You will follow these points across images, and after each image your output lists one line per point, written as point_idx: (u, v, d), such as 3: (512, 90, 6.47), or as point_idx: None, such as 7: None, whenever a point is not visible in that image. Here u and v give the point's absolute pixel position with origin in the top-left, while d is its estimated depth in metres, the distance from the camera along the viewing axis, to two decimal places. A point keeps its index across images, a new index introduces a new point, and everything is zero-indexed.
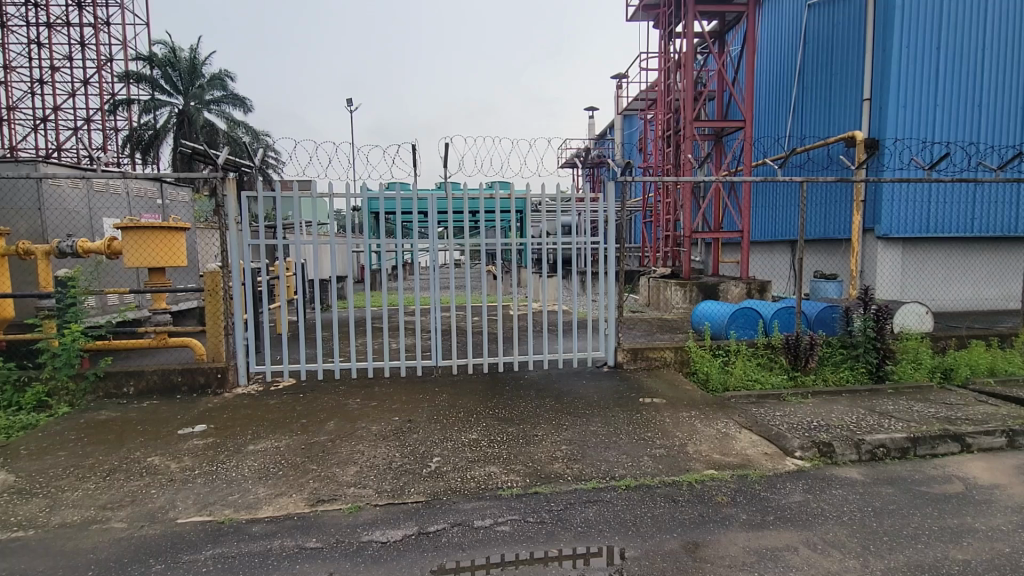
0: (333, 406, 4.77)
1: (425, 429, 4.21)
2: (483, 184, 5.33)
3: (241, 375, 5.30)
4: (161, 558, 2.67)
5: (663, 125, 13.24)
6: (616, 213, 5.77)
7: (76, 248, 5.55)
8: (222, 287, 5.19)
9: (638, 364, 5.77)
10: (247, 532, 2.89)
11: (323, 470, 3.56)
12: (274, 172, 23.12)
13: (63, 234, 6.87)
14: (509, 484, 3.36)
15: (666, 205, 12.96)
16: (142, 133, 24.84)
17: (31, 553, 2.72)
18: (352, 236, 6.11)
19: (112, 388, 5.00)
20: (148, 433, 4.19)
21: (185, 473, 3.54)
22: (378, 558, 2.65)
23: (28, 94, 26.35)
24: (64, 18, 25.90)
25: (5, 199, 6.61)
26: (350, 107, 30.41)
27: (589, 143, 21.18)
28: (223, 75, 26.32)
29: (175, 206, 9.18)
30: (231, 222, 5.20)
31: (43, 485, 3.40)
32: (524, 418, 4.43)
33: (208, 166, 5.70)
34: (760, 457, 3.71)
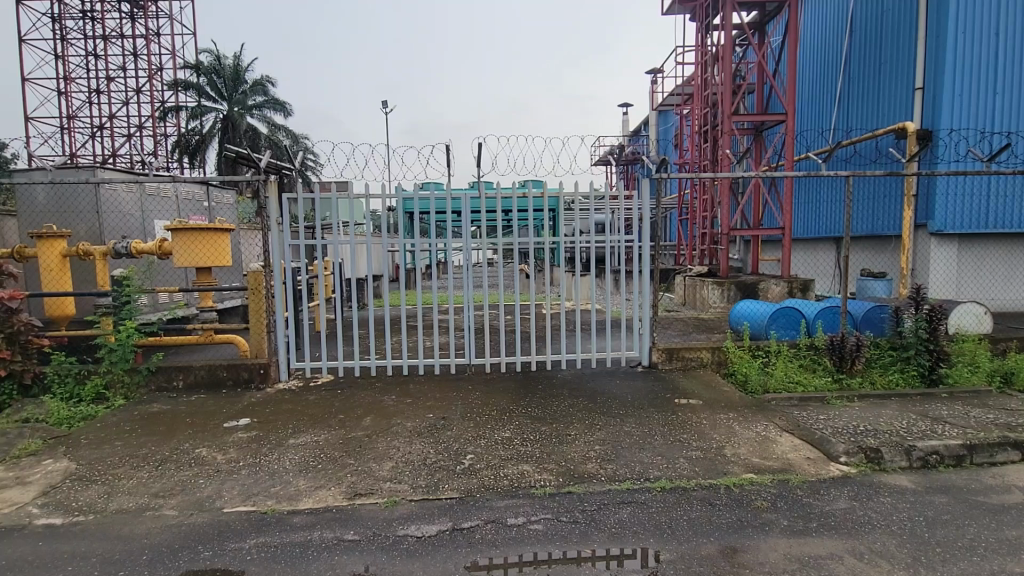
0: (369, 402, 4.88)
1: (459, 427, 4.25)
2: (516, 184, 5.28)
3: (282, 371, 5.48)
4: (209, 545, 2.79)
5: (700, 120, 12.94)
6: (652, 211, 5.61)
7: (130, 248, 5.85)
8: (264, 285, 5.36)
9: (673, 365, 5.66)
10: (289, 523, 2.99)
11: (361, 464, 3.65)
12: (312, 173, 23.78)
13: (118, 235, 7.24)
14: (541, 483, 3.35)
15: (703, 202, 12.68)
16: (190, 138, 26.00)
17: (91, 537, 2.88)
18: (388, 236, 6.16)
19: (163, 381, 5.26)
20: (196, 426, 4.39)
21: (230, 464, 3.69)
22: (413, 552, 2.70)
23: (86, 103, 27.95)
24: (118, 30, 27.35)
25: (68, 202, 7.03)
26: (386, 110, 31.06)
27: (623, 141, 20.97)
28: (265, 80, 27.25)
29: (221, 208, 9.57)
30: (273, 223, 5.35)
31: (102, 472, 3.61)
32: (557, 417, 4.42)
33: (251, 169, 5.88)
34: (802, 461, 3.58)
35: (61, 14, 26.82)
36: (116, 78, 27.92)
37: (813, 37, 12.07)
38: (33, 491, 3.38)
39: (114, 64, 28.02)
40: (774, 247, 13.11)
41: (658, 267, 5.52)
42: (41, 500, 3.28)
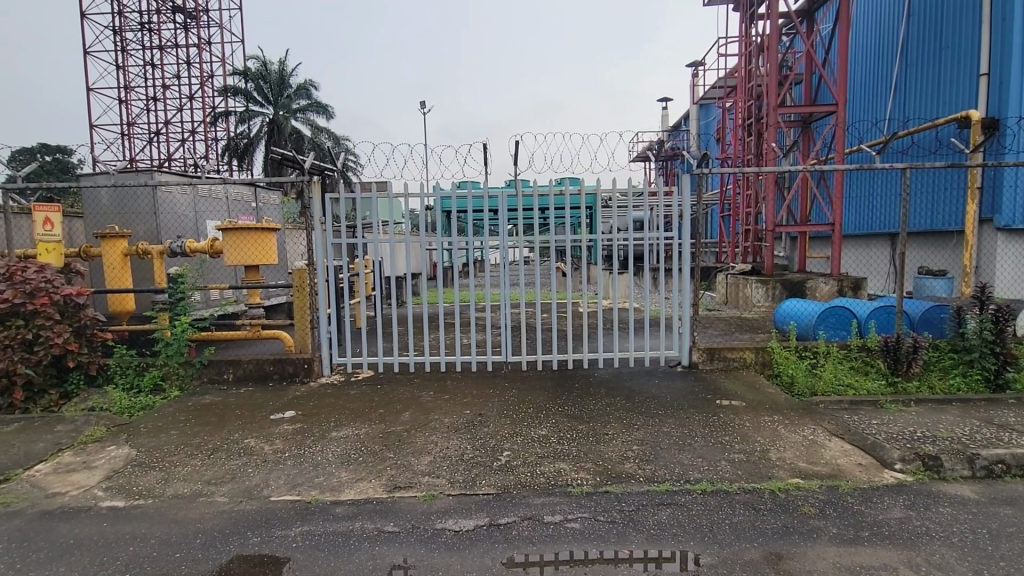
0: (408, 397, 4.98)
1: (495, 424, 4.27)
2: (552, 181, 5.23)
3: (325, 366, 5.65)
4: (257, 531, 2.91)
5: (744, 113, 12.53)
6: (692, 207, 5.46)
7: (184, 248, 6.15)
8: (308, 282, 5.53)
9: (714, 365, 5.52)
10: (332, 513, 3.08)
11: (400, 458, 3.72)
12: (353, 174, 24.43)
13: (174, 235, 7.62)
14: (578, 481, 3.33)
15: (746, 198, 12.29)
16: (238, 141, 27.08)
17: (150, 519, 3.06)
18: (425, 234, 6.23)
19: (214, 374, 5.50)
20: (245, 417, 4.58)
21: (277, 455, 3.83)
22: (451, 546, 2.73)
23: (144, 111, 29.59)
24: (173, 40, 28.80)
25: (128, 204, 7.46)
26: (424, 110, 31.61)
27: (662, 136, 20.57)
28: (309, 84, 28.08)
29: (267, 209, 9.94)
30: (316, 223, 5.51)
31: (160, 459, 3.81)
32: (594, 416, 4.38)
33: (295, 170, 6.07)
34: (853, 467, 3.43)
35: (122, 27, 28.46)
36: (171, 86, 29.41)
37: (867, 23, 11.48)
38: (99, 475, 3.62)
39: (169, 73, 29.53)
40: (822, 243, 12.57)
41: (699, 265, 5.38)
42: (105, 483, 3.50)
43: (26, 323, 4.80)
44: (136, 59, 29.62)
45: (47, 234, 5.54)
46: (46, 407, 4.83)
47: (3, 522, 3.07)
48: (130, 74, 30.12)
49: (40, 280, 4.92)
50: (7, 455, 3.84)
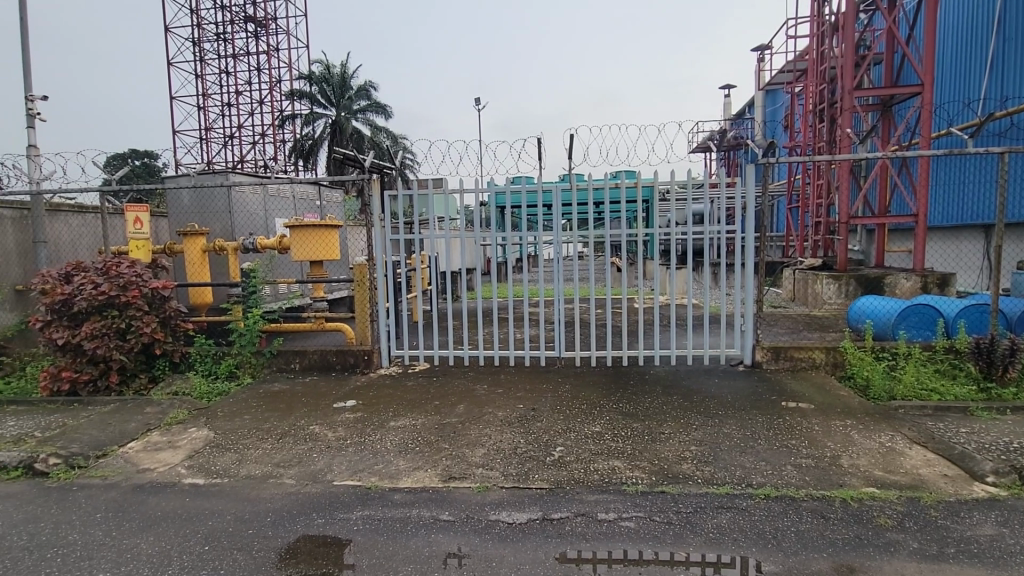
0: (462, 390, 5.07)
1: (548, 419, 4.26)
2: (607, 175, 5.11)
3: (383, 358, 5.86)
4: (321, 513, 3.05)
5: (816, 98, 11.77)
6: (756, 199, 5.18)
7: (256, 244, 6.53)
8: (368, 277, 5.72)
9: (780, 365, 5.25)
10: (390, 499, 3.19)
11: (455, 449, 3.80)
12: (409, 172, 25.08)
13: (247, 233, 8.11)
14: (633, 480, 3.28)
15: (816, 188, 11.57)
16: (303, 143, 28.40)
17: (225, 497, 3.28)
18: (479, 229, 6.26)
19: (282, 364, 5.81)
20: (310, 405, 4.82)
21: (339, 442, 4.01)
22: (504, 538, 2.76)
23: (220, 116, 31.66)
24: (245, 49, 30.59)
25: (206, 204, 7.99)
26: (479, 107, 31.92)
27: (724, 125, 19.76)
28: (368, 84, 29.02)
29: (330, 206, 10.38)
30: (376, 220, 5.68)
31: (234, 442, 4.08)
32: (650, 414, 4.28)
33: (356, 169, 6.28)
34: (937, 478, 3.17)
35: (200, 38, 30.52)
36: (244, 92, 31.27)
37: None
38: (182, 453, 3.92)
39: (242, 80, 31.41)
40: (903, 236, 11.65)
41: (763, 260, 5.11)
42: (187, 461, 3.79)
43: (120, 313, 5.26)
44: (212, 68, 31.71)
45: (137, 232, 6.06)
46: (137, 390, 5.31)
47: (102, 493, 3.40)
48: (208, 82, 32.26)
49: (131, 274, 5.36)
50: (105, 432, 4.24)
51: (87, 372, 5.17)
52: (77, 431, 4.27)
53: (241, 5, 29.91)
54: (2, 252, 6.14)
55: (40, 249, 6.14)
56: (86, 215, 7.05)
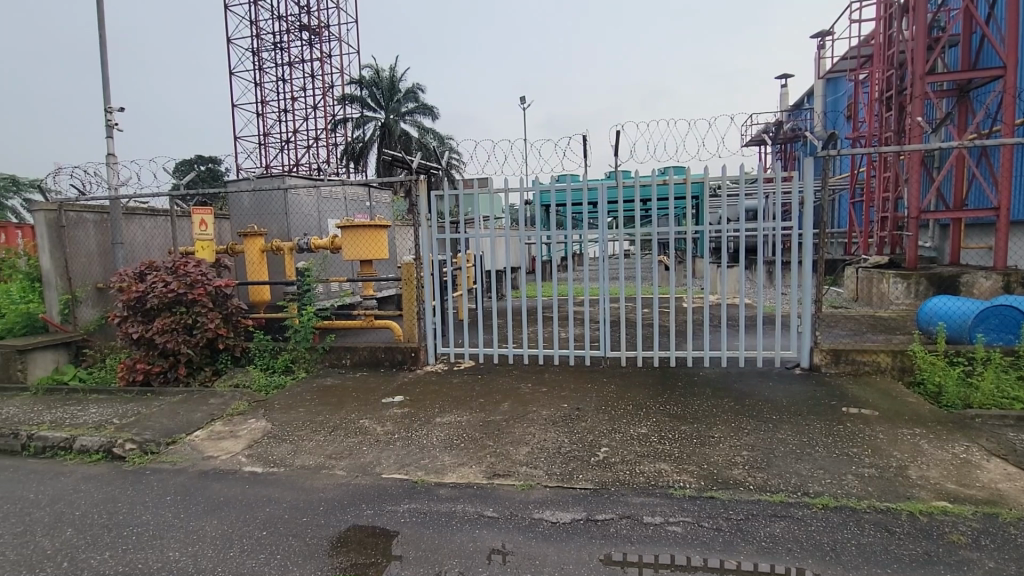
0: (507, 388, 5.10)
1: (593, 419, 4.22)
2: (655, 171, 4.98)
3: (430, 355, 5.98)
4: (370, 505, 3.14)
5: (882, 85, 11.06)
6: (815, 193, 4.92)
7: (310, 244, 6.79)
8: (415, 276, 5.84)
9: (841, 369, 4.99)
10: (436, 493, 3.25)
11: (499, 447, 3.82)
12: (455, 172, 25.43)
13: (302, 233, 8.47)
14: (681, 484, 3.19)
15: (882, 181, 10.88)
16: (354, 146, 29.32)
17: (282, 485, 3.44)
18: (524, 228, 6.24)
19: (335, 359, 6.03)
20: (360, 399, 4.97)
21: (388, 436, 4.12)
22: (548, 536, 2.76)
23: (278, 122, 33.16)
24: (300, 57, 31.88)
25: (264, 206, 8.38)
26: (524, 106, 31.95)
27: (781, 116, 18.92)
28: (416, 87, 29.62)
29: (379, 207, 10.67)
30: (423, 219, 5.78)
31: (289, 433, 4.27)
32: (699, 417, 4.15)
33: (404, 170, 6.41)
34: (1019, 494, 2.92)
35: (258, 48, 32.06)
36: (299, 98, 32.61)
37: None
38: (242, 443, 4.14)
39: (297, 86, 32.77)
40: (981, 232, 10.80)
41: (823, 258, 4.85)
42: (248, 450, 4.00)
43: (187, 309, 5.62)
44: (270, 76, 33.24)
45: (203, 233, 6.45)
46: (203, 381, 5.65)
47: (172, 477, 3.65)
48: (266, 89, 33.84)
49: (197, 273, 5.71)
50: (174, 421, 4.54)
51: (159, 364, 5.55)
52: (150, 419, 4.58)
53: (297, 15, 31.20)
54: (86, 252, 6.67)
55: (118, 250, 6.64)
56: (158, 217, 7.56)
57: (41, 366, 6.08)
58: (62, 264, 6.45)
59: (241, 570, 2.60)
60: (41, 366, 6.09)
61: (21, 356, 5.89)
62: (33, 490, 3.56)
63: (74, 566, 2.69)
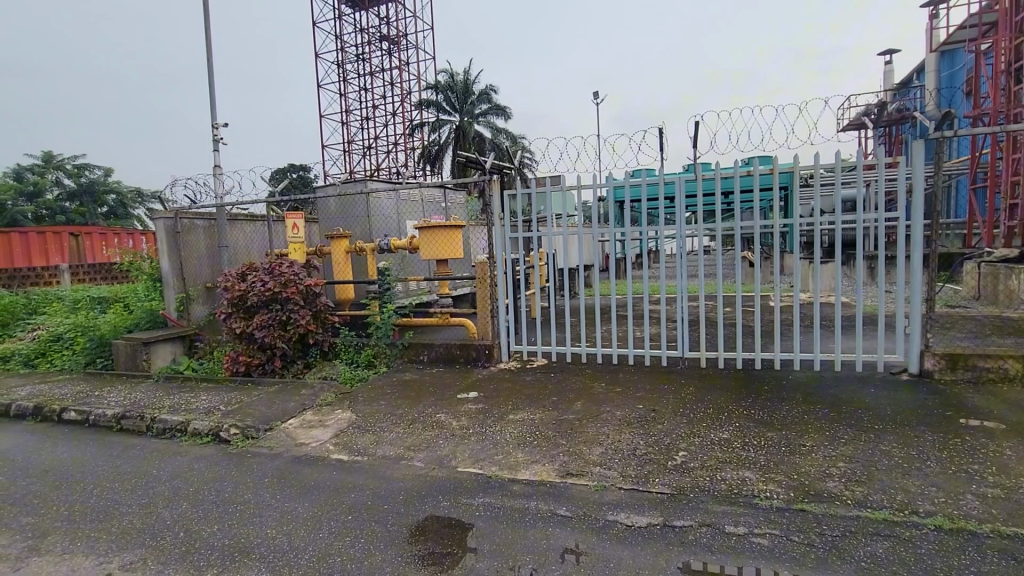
0: (580, 387, 5.04)
1: (670, 421, 4.08)
2: (738, 161, 4.70)
3: (504, 352, 6.07)
4: (447, 497, 3.24)
5: (1009, 55, 9.76)
6: (926, 179, 4.43)
7: (390, 245, 7.10)
8: (489, 274, 5.93)
9: (958, 375, 4.47)
10: (510, 489, 3.28)
11: (572, 446, 3.79)
12: (527, 171, 25.58)
13: (382, 234, 8.88)
14: (767, 494, 3.00)
15: (1011, 163, 9.58)
16: (431, 148, 30.26)
17: (365, 473, 3.63)
18: (598, 225, 6.13)
19: (413, 355, 6.27)
20: (437, 394, 5.13)
21: (464, 430, 4.23)
22: (623, 539, 2.70)
23: (361, 129, 35.05)
24: (381, 66, 33.45)
25: (349, 209, 8.88)
26: (597, 101, 31.60)
27: (884, 98, 17.26)
28: (489, 88, 30.11)
29: (454, 207, 10.96)
30: (496, 219, 5.85)
31: (372, 424, 4.50)
32: (789, 424, 3.88)
33: (478, 171, 6.52)
34: None
35: (343, 61, 34.03)
36: (380, 105, 34.21)
37: None
38: (330, 432, 4.41)
39: (378, 94, 34.41)
40: None
41: (936, 251, 4.36)
42: (335, 439, 4.26)
43: (282, 306, 6.08)
44: (354, 86, 35.18)
45: (295, 236, 6.96)
46: (295, 373, 6.09)
47: (269, 460, 3.97)
48: (350, 99, 35.83)
49: (291, 273, 6.17)
50: (271, 409, 4.93)
51: (258, 357, 6.06)
52: (250, 407, 5.01)
53: (378, 26, 32.81)
54: (198, 255, 7.40)
55: (224, 253, 7.32)
56: (257, 222, 8.24)
57: (161, 357, 6.83)
58: (178, 266, 7.20)
59: (330, 550, 2.76)
60: (162, 357, 6.84)
61: (146, 348, 6.64)
62: (156, 466, 4.01)
63: (188, 536, 2.99)
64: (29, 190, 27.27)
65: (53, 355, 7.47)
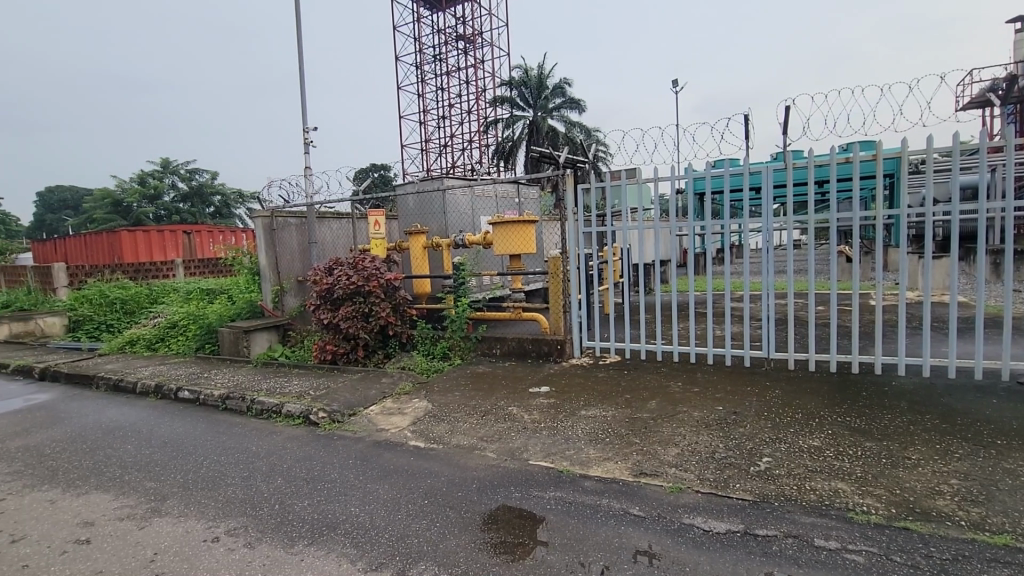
0: (655, 385, 4.91)
1: (753, 425, 3.86)
2: (833, 147, 4.32)
3: (576, 348, 6.03)
4: (519, 488, 3.28)
5: None
6: None
7: (466, 240, 7.24)
8: (562, 270, 5.90)
9: None
10: (582, 485, 3.26)
11: (646, 445, 3.70)
12: (601, 164, 25.14)
13: (458, 230, 9.12)
14: (865, 508, 2.76)
15: None
16: (505, 144, 30.55)
17: (440, 461, 3.77)
18: (677, 219, 5.88)
19: (486, 348, 6.39)
20: (509, 388, 5.20)
21: (535, 424, 4.26)
22: (701, 545, 2.60)
23: (438, 128, 36.13)
24: (457, 66, 34.23)
25: (426, 206, 9.18)
26: (677, 89, 30.51)
27: (1018, 69, 15.17)
28: (565, 82, 29.91)
29: (528, 203, 11.02)
30: (570, 214, 5.80)
31: (447, 414, 4.64)
32: (890, 434, 3.54)
33: (552, 166, 6.48)
34: None
35: (422, 62, 35.19)
36: (456, 104, 35.05)
37: None
38: (408, 420, 4.61)
39: (454, 93, 35.23)
40: None
41: None
42: (412, 426, 4.45)
43: (365, 299, 6.42)
44: (432, 87, 36.31)
45: (376, 232, 7.31)
46: (376, 363, 6.42)
47: (353, 444, 4.22)
48: (427, 99, 36.98)
49: (373, 268, 6.51)
50: (354, 395, 5.24)
51: (343, 346, 6.44)
52: (336, 393, 5.34)
53: (455, 26, 33.64)
54: (290, 251, 7.98)
55: (312, 248, 7.83)
56: (343, 220, 8.74)
57: (259, 344, 7.44)
58: (273, 261, 7.82)
59: (408, 532, 2.89)
60: (260, 344, 7.45)
61: (246, 335, 7.27)
62: (255, 443, 4.40)
63: (283, 509, 3.25)
64: (150, 193, 30.74)
65: (170, 340, 8.39)
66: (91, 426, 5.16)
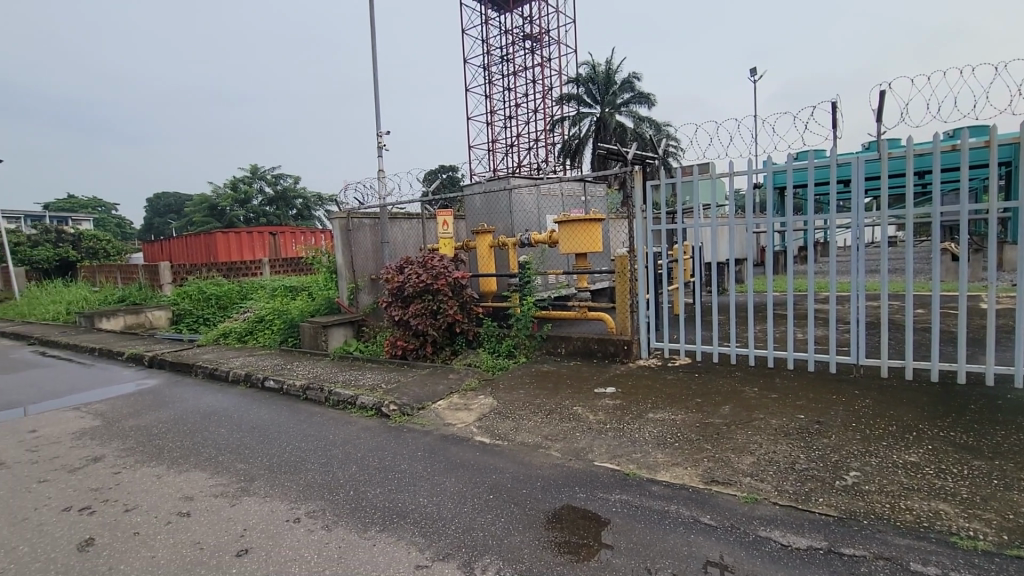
0: (728, 390, 4.69)
1: (839, 436, 3.58)
2: (936, 133, 3.91)
3: (643, 349, 5.88)
4: (584, 489, 3.24)
5: None
6: None
7: (531, 239, 7.26)
8: (629, 269, 5.77)
9: None
10: (649, 489, 3.18)
11: (718, 452, 3.54)
12: (671, 159, 24.36)
13: (524, 229, 9.16)
14: (972, 532, 2.49)
15: None
16: (571, 142, 30.33)
17: (505, 457, 3.80)
18: (753, 216, 5.58)
19: (551, 347, 6.38)
20: (574, 387, 5.16)
21: (601, 425, 4.20)
22: (778, 560, 2.45)
23: (504, 128, 36.48)
24: (524, 65, 34.38)
25: (493, 206, 9.30)
26: (754, 78, 28.94)
27: None
28: (633, 77, 29.26)
29: (594, 201, 10.87)
30: (638, 211, 5.65)
31: (512, 412, 4.68)
32: (1004, 452, 3.17)
33: (620, 163, 6.35)
34: None
35: (489, 63, 35.69)
36: (522, 103, 35.24)
37: None
38: (474, 415, 4.70)
39: (521, 93, 35.42)
40: None
41: None
42: (478, 422, 4.52)
43: (433, 297, 6.61)
44: (499, 87, 36.72)
45: (445, 232, 7.50)
46: (444, 359, 6.59)
47: (422, 436, 4.36)
48: (494, 99, 37.45)
49: (441, 267, 6.68)
50: (423, 390, 5.40)
51: (413, 342, 6.66)
52: (406, 387, 5.54)
53: (522, 26, 33.85)
54: (364, 251, 8.36)
55: (385, 248, 8.16)
56: (413, 220, 9.04)
57: (336, 339, 7.85)
58: (349, 260, 8.23)
59: (473, 525, 2.94)
60: (336, 338, 7.86)
61: (325, 330, 7.69)
62: (332, 432, 4.66)
63: (357, 495, 3.42)
64: (241, 198, 33.30)
65: (258, 333, 9.04)
66: (191, 410, 5.67)
